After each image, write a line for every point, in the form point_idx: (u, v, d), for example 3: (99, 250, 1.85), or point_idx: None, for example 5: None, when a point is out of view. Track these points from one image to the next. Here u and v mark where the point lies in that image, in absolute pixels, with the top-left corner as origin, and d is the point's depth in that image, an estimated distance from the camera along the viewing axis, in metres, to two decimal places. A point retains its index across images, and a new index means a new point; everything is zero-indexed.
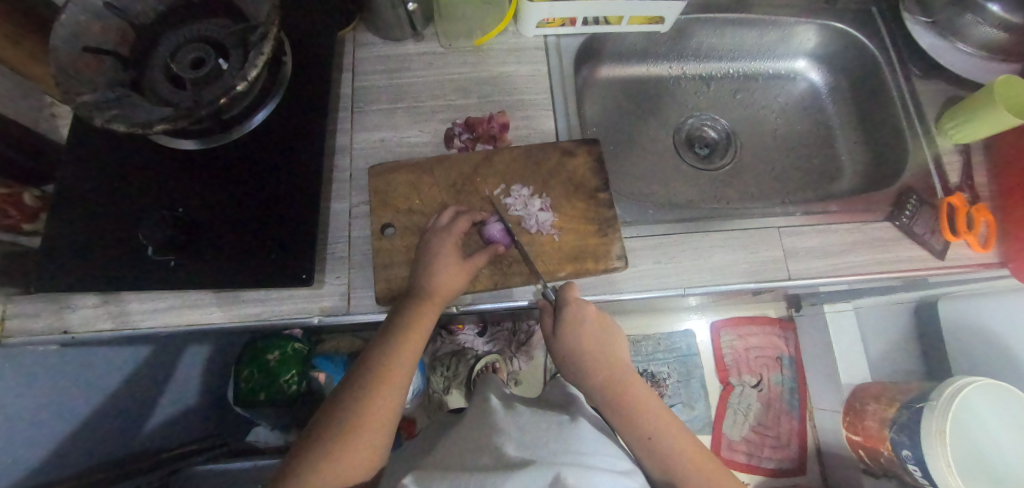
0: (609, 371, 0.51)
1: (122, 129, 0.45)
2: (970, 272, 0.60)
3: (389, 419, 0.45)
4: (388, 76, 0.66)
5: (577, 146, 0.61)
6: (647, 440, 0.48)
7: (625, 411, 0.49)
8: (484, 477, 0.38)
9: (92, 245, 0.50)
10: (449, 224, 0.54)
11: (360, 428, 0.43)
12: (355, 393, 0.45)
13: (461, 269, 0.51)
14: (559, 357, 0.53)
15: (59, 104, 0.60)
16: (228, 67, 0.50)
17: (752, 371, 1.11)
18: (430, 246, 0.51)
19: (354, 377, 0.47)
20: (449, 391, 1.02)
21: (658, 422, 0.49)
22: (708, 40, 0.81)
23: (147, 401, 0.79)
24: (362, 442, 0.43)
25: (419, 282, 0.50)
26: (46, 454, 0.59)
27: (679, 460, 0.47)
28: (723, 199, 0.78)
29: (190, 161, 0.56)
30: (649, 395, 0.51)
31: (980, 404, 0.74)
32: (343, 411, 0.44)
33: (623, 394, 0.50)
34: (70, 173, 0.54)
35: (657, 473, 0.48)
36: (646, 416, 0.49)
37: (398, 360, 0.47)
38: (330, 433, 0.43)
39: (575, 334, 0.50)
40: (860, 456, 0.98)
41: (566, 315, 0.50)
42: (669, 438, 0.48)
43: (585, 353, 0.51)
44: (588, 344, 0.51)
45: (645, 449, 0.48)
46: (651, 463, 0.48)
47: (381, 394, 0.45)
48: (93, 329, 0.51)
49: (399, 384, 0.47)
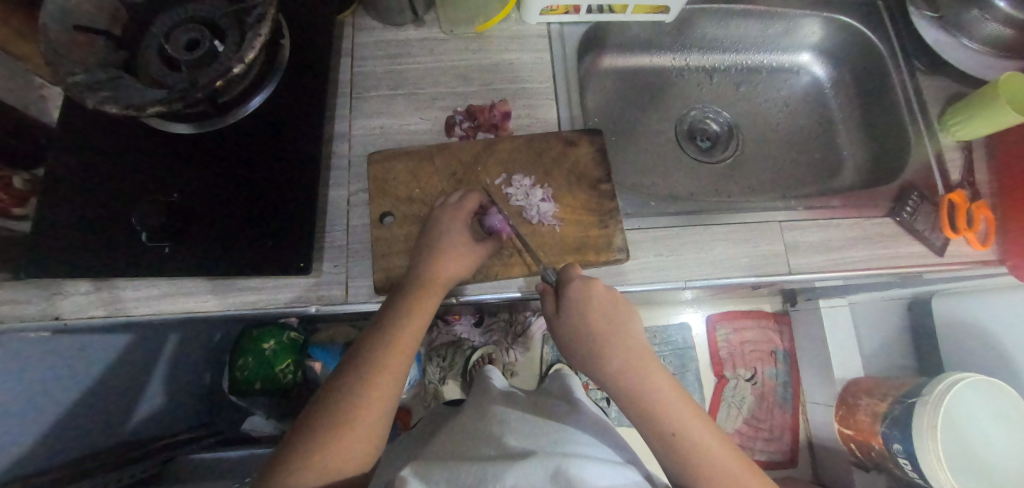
0: (628, 357, 0.46)
1: (115, 111, 0.43)
2: (967, 269, 0.60)
3: (385, 408, 0.44)
4: (388, 62, 0.65)
5: (579, 136, 0.60)
6: (670, 436, 0.44)
7: (644, 402, 0.45)
8: (485, 469, 0.37)
9: (83, 228, 0.49)
10: (458, 203, 0.54)
11: (353, 418, 0.42)
12: (350, 382, 0.44)
13: (463, 255, 0.51)
14: (562, 340, 0.50)
15: (49, 86, 0.58)
16: (224, 49, 0.48)
17: (746, 364, 1.13)
18: (440, 224, 0.52)
19: (349, 365, 0.46)
20: (445, 381, 1.03)
21: (682, 416, 0.44)
22: (712, 31, 0.81)
23: (140, 388, 0.78)
24: (355, 433, 0.42)
25: (421, 266, 0.50)
26: (34, 444, 0.58)
27: (704, 459, 0.43)
28: (725, 192, 0.77)
29: (182, 145, 0.55)
30: (672, 385, 0.46)
31: (965, 401, 0.74)
32: (337, 400, 0.43)
33: (643, 384, 0.45)
34: (60, 156, 0.52)
35: (678, 473, 0.44)
36: (670, 410, 0.44)
37: (394, 349, 0.46)
38: (324, 423, 0.42)
39: (582, 316, 0.47)
40: (851, 449, 0.99)
41: (570, 296, 0.48)
42: (694, 433, 0.44)
43: (597, 335, 0.47)
44: (600, 326, 0.47)
45: (667, 444, 0.44)
46: (670, 461, 0.44)
47: (376, 383, 0.44)
48: (85, 316, 0.50)
49: (395, 373, 0.46)
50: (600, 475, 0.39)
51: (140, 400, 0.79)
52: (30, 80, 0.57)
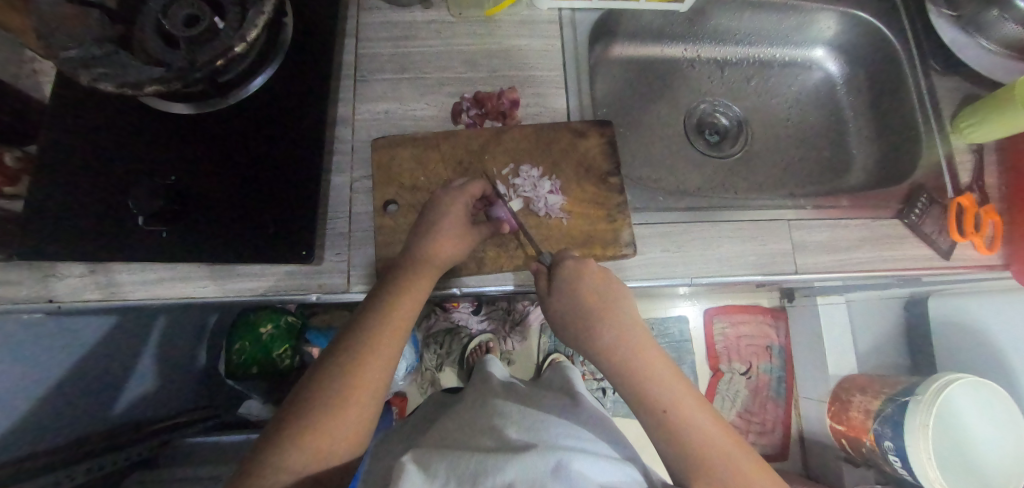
0: (622, 334, 0.46)
1: (110, 89, 0.42)
2: (971, 272, 0.60)
3: (378, 390, 0.43)
4: (394, 44, 0.63)
5: (588, 127, 0.59)
6: (663, 414, 0.42)
7: (637, 384, 0.44)
8: (485, 458, 0.33)
9: (76, 210, 0.48)
10: (461, 185, 0.53)
11: (345, 398, 0.41)
12: (342, 363, 0.42)
13: (461, 238, 0.51)
14: (558, 323, 0.49)
15: (41, 60, 0.56)
16: (224, 25, 0.46)
17: (741, 358, 1.14)
18: (440, 204, 0.51)
19: (341, 347, 0.44)
20: (442, 368, 1.05)
21: (673, 393, 0.43)
22: (725, 22, 0.79)
23: (132, 372, 0.77)
24: (347, 415, 0.40)
25: (418, 249, 0.49)
26: (18, 424, 0.57)
27: (697, 439, 0.41)
28: (733, 187, 0.76)
29: (176, 125, 0.53)
30: (673, 374, 0.45)
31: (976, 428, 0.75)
32: (328, 378, 0.42)
33: (636, 363, 0.44)
34: (53, 134, 0.50)
35: (674, 462, 0.41)
36: (662, 386, 0.43)
37: (386, 328, 0.45)
38: (314, 404, 0.40)
39: (577, 294, 0.47)
40: (842, 444, 1.01)
41: (563, 274, 0.47)
42: (686, 412, 0.42)
43: (592, 311, 0.46)
44: (598, 307, 0.46)
45: (663, 427, 0.42)
46: (665, 445, 0.42)
47: (368, 363, 0.43)
48: (79, 299, 0.49)
49: (390, 354, 0.44)
50: (596, 470, 0.36)
51: (131, 382, 0.78)
52: (21, 54, 0.55)
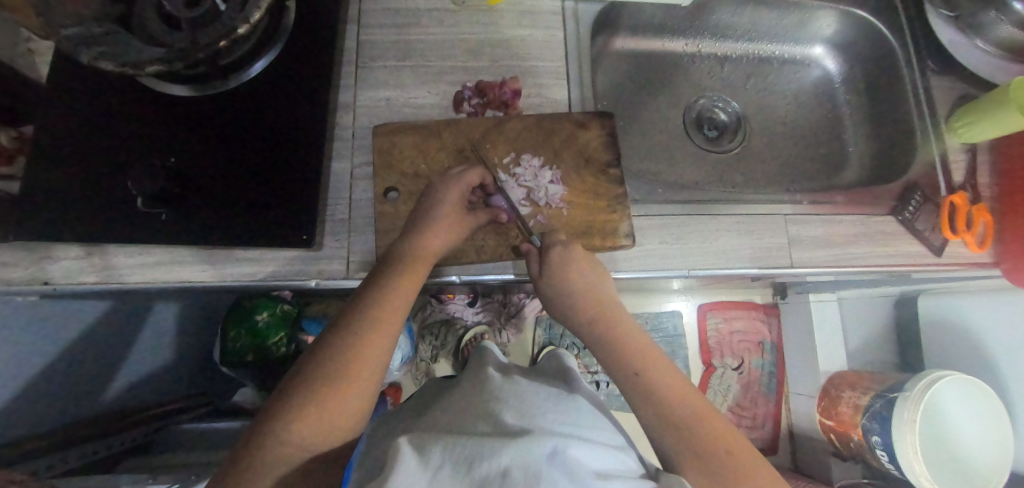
0: (603, 313, 0.47)
1: (110, 69, 0.42)
2: (961, 270, 0.61)
3: (377, 368, 0.43)
4: (396, 31, 0.62)
5: (590, 118, 0.59)
6: (646, 390, 0.43)
7: (622, 365, 0.44)
8: (480, 443, 0.32)
9: (71, 191, 0.47)
10: (459, 173, 0.53)
11: (346, 373, 0.41)
12: (345, 339, 0.43)
13: (455, 225, 0.51)
14: (551, 306, 0.50)
15: (36, 39, 0.55)
16: (227, 7, 0.45)
17: (733, 353, 1.15)
18: (438, 191, 0.51)
19: (341, 324, 0.44)
20: (437, 359, 1.05)
21: (659, 373, 0.44)
22: (726, 18, 0.79)
23: (124, 357, 0.77)
24: (348, 390, 0.41)
25: (414, 234, 0.49)
26: (10, 405, 0.57)
27: (683, 416, 0.41)
28: (730, 183, 0.77)
29: (177, 107, 0.53)
30: (657, 355, 0.45)
31: (972, 438, 0.76)
32: (330, 352, 0.42)
33: (614, 339, 0.46)
34: (50, 114, 0.50)
35: (660, 438, 0.41)
36: (649, 365, 0.44)
37: (386, 307, 0.45)
38: (316, 379, 0.40)
39: (561, 277, 0.48)
40: (831, 439, 1.02)
41: (552, 261, 0.48)
42: (672, 391, 0.43)
43: (571, 290, 0.47)
44: (578, 285, 0.48)
45: (645, 401, 0.42)
46: (655, 428, 0.41)
47: (369, 340, 0.43)
48: (75, 282, 0.49)
49: (390, 333, 0.45)
50: (591, 457, 0.36)
51: (124, 367, 0.77)
52: (16, 32, 0.54)
